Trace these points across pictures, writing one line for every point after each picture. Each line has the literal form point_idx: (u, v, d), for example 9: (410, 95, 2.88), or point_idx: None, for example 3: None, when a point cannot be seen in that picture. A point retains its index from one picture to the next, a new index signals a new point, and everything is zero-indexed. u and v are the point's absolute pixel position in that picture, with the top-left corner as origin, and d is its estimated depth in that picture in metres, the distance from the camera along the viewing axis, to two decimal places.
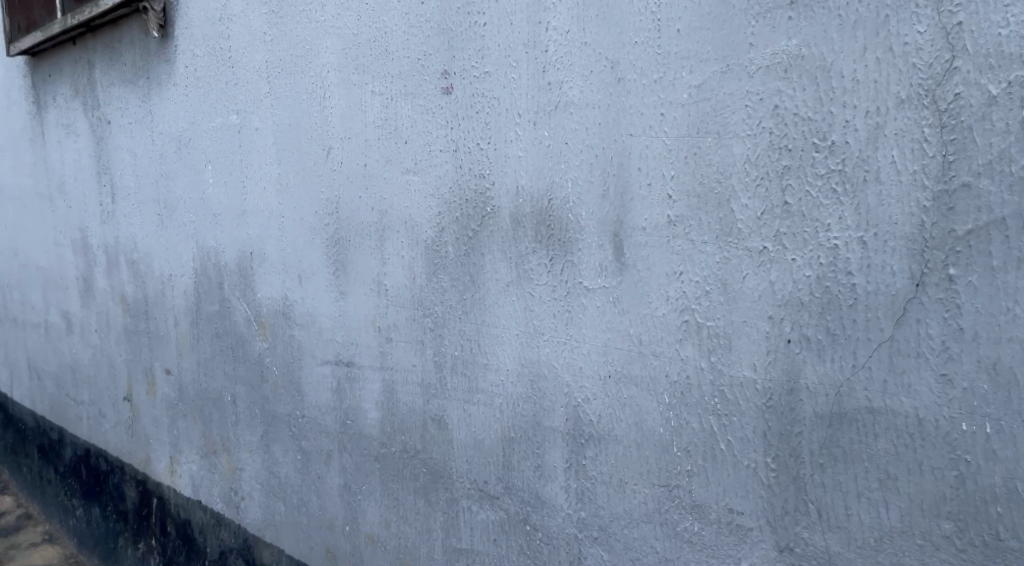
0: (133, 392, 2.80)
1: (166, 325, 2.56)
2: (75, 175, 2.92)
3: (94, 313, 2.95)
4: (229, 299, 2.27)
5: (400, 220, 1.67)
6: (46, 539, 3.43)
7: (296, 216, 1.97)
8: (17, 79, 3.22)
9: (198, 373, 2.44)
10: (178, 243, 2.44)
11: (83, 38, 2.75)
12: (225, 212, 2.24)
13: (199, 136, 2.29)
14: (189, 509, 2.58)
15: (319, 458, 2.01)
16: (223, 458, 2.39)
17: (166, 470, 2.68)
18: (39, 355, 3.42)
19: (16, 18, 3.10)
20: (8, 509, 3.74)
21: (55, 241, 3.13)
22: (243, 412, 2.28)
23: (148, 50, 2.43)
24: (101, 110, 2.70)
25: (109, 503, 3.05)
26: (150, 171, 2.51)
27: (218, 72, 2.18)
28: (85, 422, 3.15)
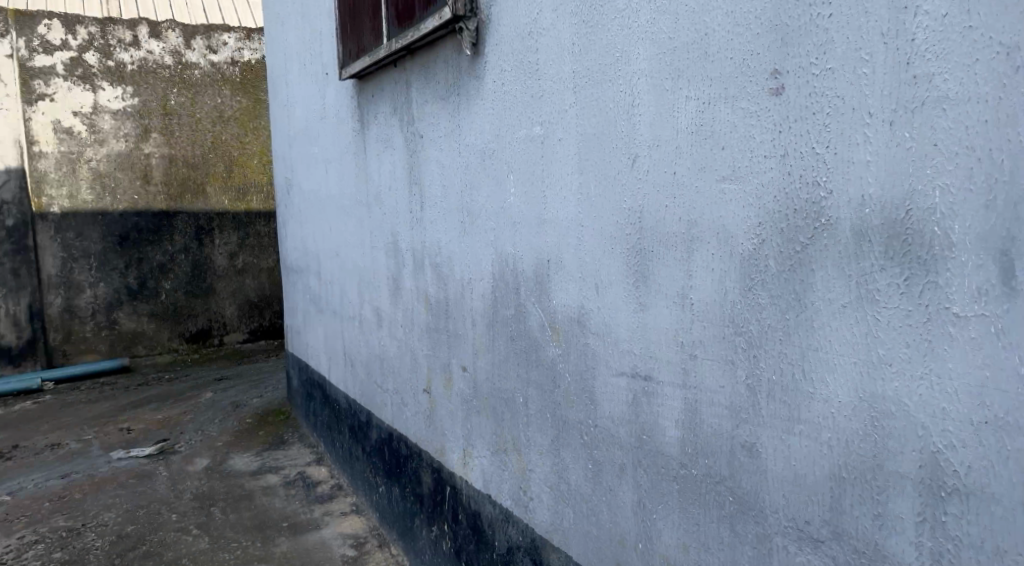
0: (432, 386, 2.96)
1: (464, 326, 2.67)
2: (390, 185, 3.14)
3: (400, 311, 3.17)
4: (526, 305, 2.31)
5: (710, 230, 1.57)
6: (354, 511, 3.74)
7: (598, 226, 1.93)
8: (345, 99, 3.54)
9: (493, 373, 2.52)
10: (479, 250, 2.53)
11: (403, 60, 2.94)
12: (525, 220, 2.28)
13: (504, 147, 2.35)
14: (479, 502, 2.67)
15: (609, 467, 1.97)
16: (513, 458, 2.45)
17: (459, 462, 2.79)
18: (354, 345, 3.75)
19: (344, 44, 3.39)
20: (323, 478, 4.08)
21: (371, 244, 3.41)
22: (535, 415, 2.32)
23: (460, 66, 2.54)
24: (415, 125, 2.88)
25: (407, 485, 3.23)
26: (456, 181, 2.62)
27: (525, 85, 2.22)
28: (389, 409, 3.38)
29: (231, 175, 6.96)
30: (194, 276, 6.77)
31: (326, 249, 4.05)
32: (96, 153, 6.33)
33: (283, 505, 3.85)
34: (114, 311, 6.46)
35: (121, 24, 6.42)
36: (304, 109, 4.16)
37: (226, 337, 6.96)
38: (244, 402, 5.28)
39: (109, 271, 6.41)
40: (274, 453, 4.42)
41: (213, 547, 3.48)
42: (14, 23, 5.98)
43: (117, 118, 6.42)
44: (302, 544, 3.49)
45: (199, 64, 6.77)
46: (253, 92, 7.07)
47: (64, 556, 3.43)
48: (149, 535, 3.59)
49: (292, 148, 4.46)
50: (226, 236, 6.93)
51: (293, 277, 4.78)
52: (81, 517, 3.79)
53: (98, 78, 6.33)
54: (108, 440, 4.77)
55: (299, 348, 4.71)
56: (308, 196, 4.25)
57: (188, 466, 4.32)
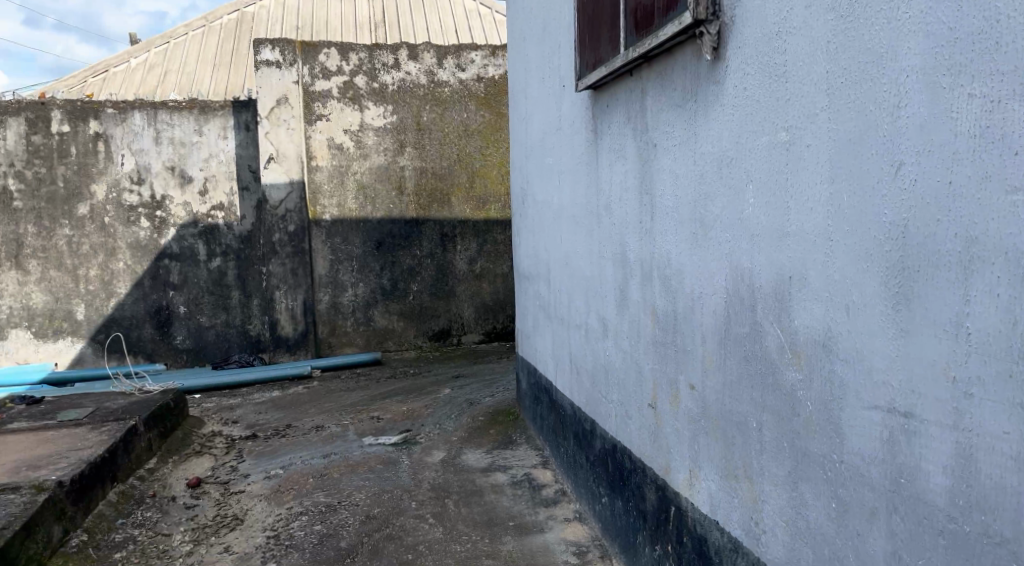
0: (657, 401, 2.84)
1: (693, 342, 2.53)
2: (621, 195, 3.07)
3: (627, 322, 3.08)
4: (763, 325, 2.14)
5: (1000, 251, 1.38)
6: (576, 518, 3.70)
7: (849, 240, 1.74)
8: (580, 109, 3.51)
9: (723, 394, 2.36)
10: (713, 264, 2.38)
11: (639, 69, 2.85)
12: (764, 233, 2.11)
13: (744, 155, 2.19)
14: (705, 527, 2.51)
15: (857, 511, 1.76)
16: (744, 485, 2.27)
17: (685, 482, 2.65)
18: (580, 353, 3.71)
19: (582, 55, 3.36)
20: (548, 481, 4.07)
21: (600, 254, 3.35)
22: (769, 443, 2.14)
23: (699, 72, 2.40)
24: (649, 133, 2.79)
25: (630, 499, 3.13)
26: (689, 191, 2.50)
27: (770, 88, 2.05)
28: (613, 420, 3.30)
29: (473, 185, 7.01)
30: (438, 279, 6.95)
31: (556, 257, 4.05)
32: (361, 167, 6.79)
33: (510, 504, 3.90)
34: (370, 310, 6.85)
35: (385, 49, 6.73)
36: (541, 121, 4.20)
37: (464, 337, 7.07)
38: (478, 400, 5.43)
39: (367, 273, 6.82)
40: (504, 453, 4.49)
41: (447, 538, 3.61)
42: (301, 53, 6.55)
43: (379, 135, 6.80)
44: (528, 546, 3.51)
45: (449, 81, 6.87)
46: (494, 108, 6.99)
47: (322, 530, 3.74)
48: (393, 519, 3.80)
49: (529, 158, 4.52)
50: (467, 243, 7.00)
51: (525, 284, 4.85)
52: (337, 495, 4.08)
53: (365, 99, 6.74)
54: (360, 426, 5.12)
55: (529, 353, 4.75)
56: (542, 206, 4.28)
57: (426, 457, 4.51)
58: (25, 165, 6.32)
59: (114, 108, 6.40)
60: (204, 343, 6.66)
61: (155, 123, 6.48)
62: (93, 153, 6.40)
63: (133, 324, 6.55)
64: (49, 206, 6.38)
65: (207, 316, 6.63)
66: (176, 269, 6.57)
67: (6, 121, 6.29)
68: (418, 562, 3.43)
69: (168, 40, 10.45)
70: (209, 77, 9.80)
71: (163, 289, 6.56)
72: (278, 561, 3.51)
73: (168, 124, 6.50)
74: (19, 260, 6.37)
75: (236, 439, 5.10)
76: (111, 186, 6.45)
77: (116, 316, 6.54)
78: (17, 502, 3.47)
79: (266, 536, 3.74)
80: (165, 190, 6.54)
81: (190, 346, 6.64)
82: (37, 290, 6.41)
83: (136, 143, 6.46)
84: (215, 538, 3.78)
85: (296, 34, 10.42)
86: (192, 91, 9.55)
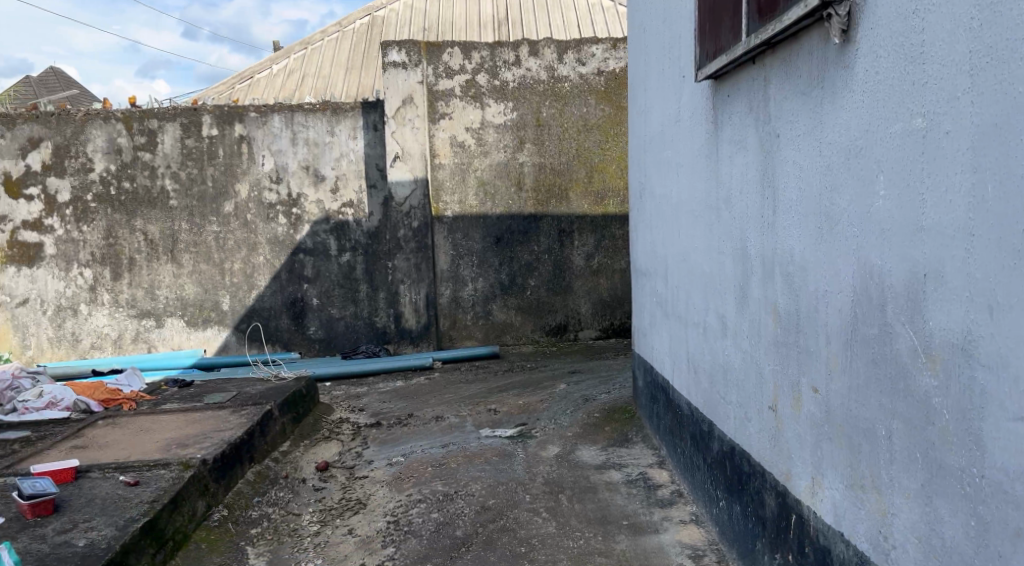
0: (778, 404, 2.71)
1: (817, 343, 2.39)
2: (742, 188, 2.94)
3: (747, 320, 2.96)
4: (894, 326, 2.00)
5: None
6: (693, 520, 3.58)
7: (991, 237, 1.65)
8: (700, 100, 3.40)
9: (849, 398, 2.22)
10: (838, 260, 2.24)
11: (762, 57, 2.72)
12: (896, 228, 1.97)
13: (874, 144, 2.05)
14: (829, 538, 2.37)
15: (998, 528, 1.66)
16: (872, 497, 2.13)
17: (807, 490, 2.51)
18: (698, 352, 3.60)
19: (702, 44, 3.24)
20: (664, 481, 3.97)
21: (719, 249, 3.23)
22: (900, 453, 2.00)
23: (826, 56, 2.26)
24: (772, 123, 2.66)
25: (749, 504, 3.00)
26: (814, 183, 2.36)
27: (905, 71, 1.91)
28: (732, 421, 3.18)
29: (592, 180, 6.92)
30: (555, 275, 6.93)
31: (674, 253, 3.94)
32: (482, 164, 6.85)
33: (624, 503, 3.83)
34: (489, 304, 6.91)
35: (506, 46, 6.75)
36: (660, 114, 4.10)
37: (580, 332, 7.01)
38: (594, 396, 5.36)
39: (486, 268, 6.88)
40: (619, 451, 4.41)
41: (561, 533, 3.58)
42: (426, 54, 6.67)
43: (499, 131, 6.84)
44: (642, 546, 3.44)
45: (569, 77, 6.81)
46: (615, 102, 6.87)
47: (439, 518, 3.78)
48: (508, 511, 3.80)
49: (647, 152, 4.42)
50: (584, 239, 6.92)
51: (642, 281, 4.75)
52: (455, 484, 4.11)
53: (486, 96, 6.79)
54: (478, 418, 5.16)
55: (646, 350, 4.65)
56: (660, 201, 4.18)
57: (541, 451, 4.50)
58: (179, 166, 6.71)
59: (256, 112, 6.70)
60: (335, 333, 6.89)
61: (292, 126, 6.74)
62: (238, 154, 6.74)
63: (272, 314, 6.85)
64: (200, 205, 6.75)
65: (337, 307, 6.85)
66: (310, 263, 6.82)
67: (163, 127, 6.70)
68: (531, 556, 3.42)
69: (306, 46, 10.86)
70: (342, 81, 10.12)
71: (299, 282, 6.83)
72: (396, 546, 3.58)
73: (304, 126, 6.75)
74: (173, 254, 6.77)
75: (362, 426, 5.25)
76: (252, 185, 6.77)
77: (257, 307, 6.85)
78: (165, 477, 3.68)
79: (387, 521, 3.83)
80: (301, 189, 6.80)
81: (322, 337, 6.88)
82: (188, 282, 6.80)
83: (275, 144, 6.75)
84: (340, 520, 3.90)
85: (424, 35, 10.62)
86: (326, 93, 9.90)
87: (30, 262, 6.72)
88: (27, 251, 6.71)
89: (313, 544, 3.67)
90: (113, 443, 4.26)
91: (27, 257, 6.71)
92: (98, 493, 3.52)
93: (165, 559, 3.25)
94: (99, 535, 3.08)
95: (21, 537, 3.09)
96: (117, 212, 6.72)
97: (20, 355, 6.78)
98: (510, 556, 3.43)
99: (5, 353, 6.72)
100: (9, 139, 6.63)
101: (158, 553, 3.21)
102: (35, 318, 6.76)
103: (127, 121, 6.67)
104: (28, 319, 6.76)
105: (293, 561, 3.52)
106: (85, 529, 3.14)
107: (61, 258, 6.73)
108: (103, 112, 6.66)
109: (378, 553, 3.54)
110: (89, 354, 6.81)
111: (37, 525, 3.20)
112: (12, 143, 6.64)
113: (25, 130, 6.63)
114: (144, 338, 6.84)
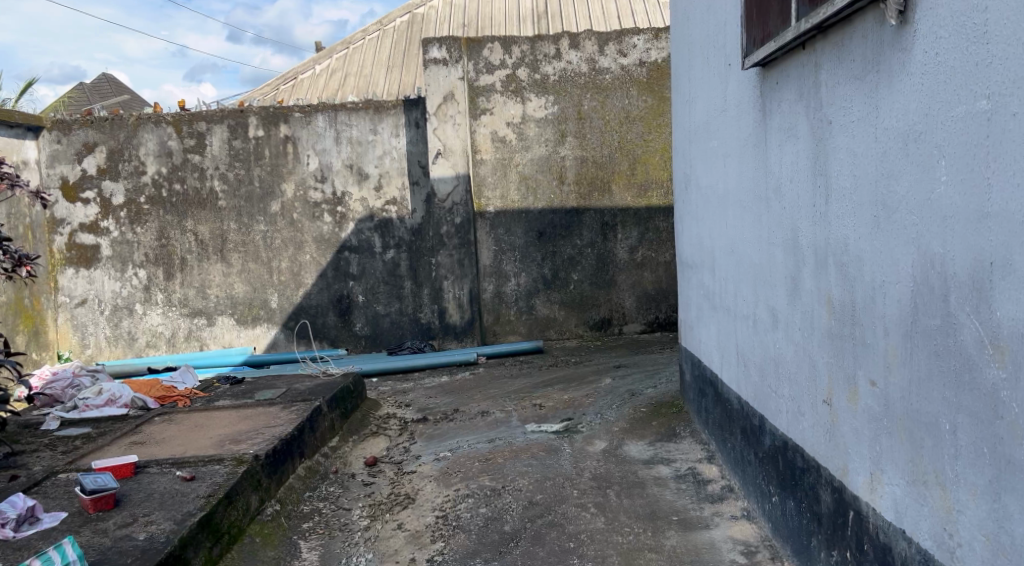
0: (834, 397, 2.64)
1: (874, 335, 2.33)
2: (792, 177, 2.87)
3: (799, 312, 2.89)
4: (958, 317, 1.93)
5: None
6: (744, 516, 3.52)
7: None
8: (747, 88, 3.33)
9: (910, 391, 2.16)
10: (896, 249, 2.17)
11: (813, 41, 2.65)
12: (960, 215, 1.90)
13: (934, 128, 1.98)
14: (890, 535, 2.30)
15: None
16: (935, 492, 2.06)
17: (866, 486, 2.44)
18: (748, 345, 3.53)
19: (749, 31, 3.17)
20: (714, 477, 3.91)
21: (769, 241, 3.16)
22: (965, 448, 1.94)
23: (882, 39, 2.19)
24: (824, 110, 2.59)
25: (804, 500, 2.94)
26: (869, 170, 2.29)
27: (968, 52, 1.84)
28: (784, 416, 3.11)
29: (635, 172, 6.85)
30: (598, 269, 6.88)
31: (722, 245, 3.88)
32: (523, 159, 6.82)
33: (674, 498, 3.78)
34: (533, 299, 6.89)
35: (547, 39, 6.71)
36: (705, 104, 4.03)
37: (625, 327, 6.96)
38: (640, 390, 5.31)
39: (529, 263, 6.85)
40: (667, 445, 4.36)
41: (610, 528, 3.55)
42: (466, 50, 6.66)
43: (541, 125, 6.80)
44: (692, 542, 3.39)
45: (610, 68, 6.74)
46: (657, 93, 6.78)
47: (487, 513, 3.78)
48: (556, 506, 3.78)
49: (692, 143, 4.35)
50: (628, 232, 6.86)
51: (688, 273, 4.69)
52: (502, 479, 4.10)
53: (526, 90, 6.76)
54: (524, 413, 5.14)
55: (693, 344, 4.59)
56: (706, 192, 4.11)
57: (589, 446, 4.47)
58: (227, 167, 6.82)
59: (301, 112, 6.77)
60: (381, 330, 6.93)
61: (336, 125, 6.80)
62: (283, 154, 6.81)
63: (318, 312, 6.92)
64: (248, 204, 6.84)
65: (383, 304, 6.90)
66: (355, 261, 6.87)
67: (211, 129, 6.81)
68: (580, 551, 3.40)
69: (347, 46, 10.93)
70: (384, 79, 10.17)
71: (344, 280, 6.88)
72: (445, 540, 3.59)
73: (347, 125, 6.80)
74: (223, 253, 6.87)
75: (409, 421, 5.27)
76: (298, 184, 6.84)
77: (304, 305, 6.92)
78: (220, 472, 3.72)
79: (435, 516, 3.83)
80: (346, 187, 6.86)
81: (368, 333, 6.93)
82: (237, 281, 6.90)
83: (320, 144, 6.81)
84: (390, 515, 3.92)
85: (463, 31, 10.61)
86: (367, 92, 9.96)
87: (88, 264, 6.87)
88: (84, 253, 6.87)
89: (364, 539, 3.70)
90: (168, 439, 4.34)
91: (85, 259, 6.87)
92: (157, 487, 3.59)
93: (222, 552, 3.30)
94: (158, 529, 3.13)
95: (84, 531, 3.15)
96: (169, 214, 6.84)
97: (80, 354, 6.94)
98: (559, 551, 3.41)
99: (65, 352, 6.89)
100: (66, 145, 6.79)
101: (215, 546, 3.26)
102: (93, 318, 6.91)
103: (176, 124, 6.80)
104: (86, 318, 6.91)
105: (345, 555, 3.55)
106: (145, 522, 3.20)
107: (116, 259, 6.87)
108: (154, 116, 6.78)
109: (427, 548, 3.55)
110: (145, 352, 6.94)
111: (99, 519, 3.26)
112: (68, 148, 6.79)
113: (81, 135, 6.78)
114: (196, 336, 6.96)
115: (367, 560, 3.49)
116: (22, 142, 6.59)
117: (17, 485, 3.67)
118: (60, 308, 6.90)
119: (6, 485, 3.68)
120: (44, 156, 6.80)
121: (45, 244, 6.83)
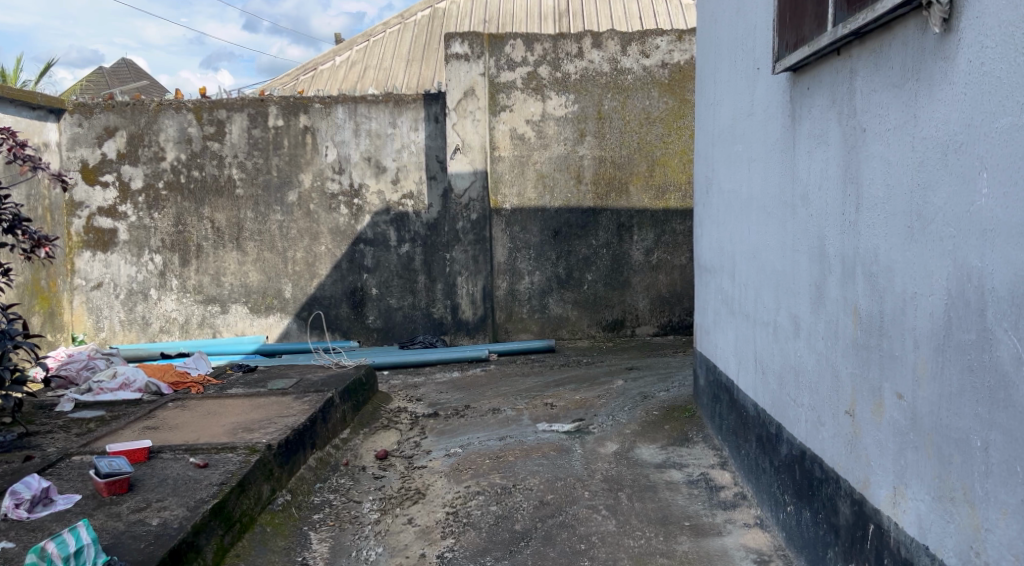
0: (856, 409, 2.61)
1: (903, 348, 2.29)
2: (821, 184, 2.84)
3: (823, 321, 2.85)
4: (996, 332, 1.89)
5: None
6: (758, 524, 3.49)
7: None
8: (777, 93, 3.28)
9: (939, 406, 2.12)
10: (932, 260, 2.13)
11: (848, 47, 2.61)
12: (1002, 228, 1.86)
13: (977, 140, 1.95)
14: (912, 551, 2.27)
15: None
16: (963, 510, 2.03)
17: (888, 500, 2.40)
18: (767, 352, 3.48)
19: (781, 35, 3.13)
20: (727, 483, 3.87)
21: (793, 248, 3.12)
22: (997, 466, 1.90)
23: (924, 47, 2.15)
24: (858, 118, 2.55)
25: (821, 511, 2.90)
26: (904, 180, 2.25)
27: (1016, 63, 1.80)
28: (803, 425, 3.08)
29: (654, 174, 6.80)
30: (612, 270, 6.84)
31: (743, 251, 3.84)
32: (541, 156, 6.78)
33: (686, 504, 3.74)
34: (546, 298, 6.85)
35: (569, 38, 6.66)
36: (731, 107, 3.99)
37: (638, 328, 6.92)
38: (653, 394, 5.26)
39: (543, 262, 6.80)
40: (680, 450, 4.32)
41: (621, 532, 3.52)
42: (489, 46, 6.63)
43: (560, 124, 6.75)
44: (704, 548, 3.36)
45: (632, 69, 6.69)
46: (678, 95, 6.72)
47: (498, 511, 3.76)
48: (567, 507, 3.75)
49: (716, 147, 4.31)
50: (644, 233, 6.81)
51: (706, 278, 4.65)
52: (512, 478, 4.08)
53: (547, 88, 6.72)
54: (535, 412, 5.11)
55: (709, 349, 4.55)
56: (729, 196, 4.07)
57: (600, 448, 4.43)
58: (246, 156, 6.82)
59: (321, 104, 6.78)
60: (393, 323, 6.94)
61: (355, 117, 6.80)
62: (302, 145, 6.81)
63: (332, 303, 6.92)
64: (265, 194, 6.84)
65: (396, 297, 6.90)
66: (370, 253, 6.87)
67: (231, 117, 6.81)
68: (590, 553, 3.37)
69: (368, 38, 10.90)
70: (404, 73, 10.18)
71: (359, 272, 6.89)
72: (456, 538, 3.57)
73: (367, 118, 6.80)
74: (238, 242, 6.88)
75: (420, 416, 5.25)
76: (316, 175, 6.84)
77: (317, 295, 6.93)
78: (234, 461, 3.71)
79: (446, 512, 3.82)
80: (363, 179, 6.86)
81: (381, 326, 6.94)
82: (252, 270, 6.91)
83: (339, 135, 6.81)
84: (400, 509, 3.91)
85: (484, 28, 10.56)
86: (387, 85, 9.97)
87: (105, 248, 6.88)
88: (101, 237, 6.88)
89: (375, 532, 3.69)
90: (182, 426, 4.34)
91: (102, 243, 6.88)
92: (170, 473, 3.58)
93: (233, 541, 3.28)
94: (172, 515, 3.13)
95: (98, 515, 3.15)
96: (186, 200, 6.85)
97: (94, 337, 6.95)
98: (569, 553, 3.39)
99: (79, 335, 6.90)
100: (87, 128, 6.80)
101: (226, 534, 3.24)
102: (109, 302, 6.92)
103: (197, 111, 6.80)
104: (102, 302, 6.93)
105: (354, 549, 3.54)
106: (158, 508, 3.20)
107: (134, 243, 6.89)
108: (175, 102, 6.79)
109: (437, 544, 3.53)
110: (158, 338, 6.96)
111: (113, 503, 3.26)
112: (89, 132, 6.80)
113: (101, 119, 6.79)
114: (209, 323, 6.97)
115: (377, 554, 3.48)
116: (44, 123, 6.61)
117: (32, 466, 3.68)
118: (76, 291, 6.91)
119: (20, 466, 3.69)
120: (66, 139, 6.82)
121: (63, 226, 6.83)
